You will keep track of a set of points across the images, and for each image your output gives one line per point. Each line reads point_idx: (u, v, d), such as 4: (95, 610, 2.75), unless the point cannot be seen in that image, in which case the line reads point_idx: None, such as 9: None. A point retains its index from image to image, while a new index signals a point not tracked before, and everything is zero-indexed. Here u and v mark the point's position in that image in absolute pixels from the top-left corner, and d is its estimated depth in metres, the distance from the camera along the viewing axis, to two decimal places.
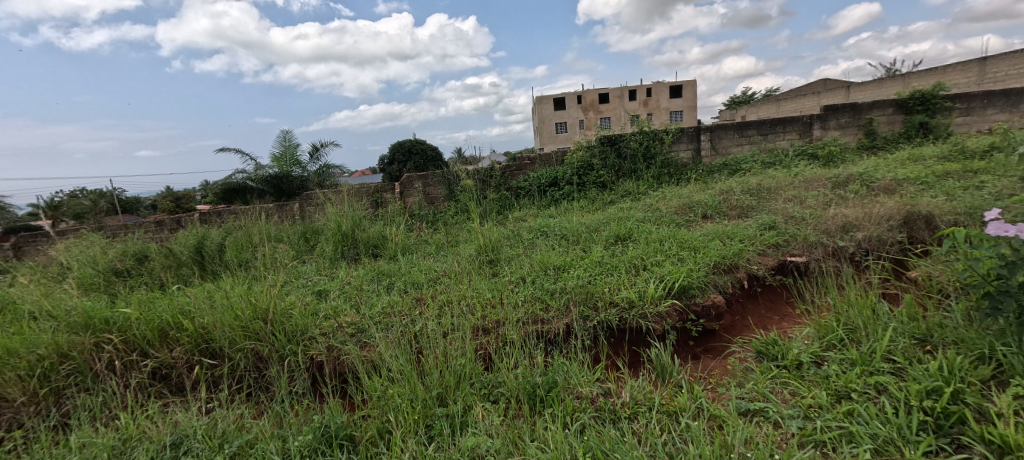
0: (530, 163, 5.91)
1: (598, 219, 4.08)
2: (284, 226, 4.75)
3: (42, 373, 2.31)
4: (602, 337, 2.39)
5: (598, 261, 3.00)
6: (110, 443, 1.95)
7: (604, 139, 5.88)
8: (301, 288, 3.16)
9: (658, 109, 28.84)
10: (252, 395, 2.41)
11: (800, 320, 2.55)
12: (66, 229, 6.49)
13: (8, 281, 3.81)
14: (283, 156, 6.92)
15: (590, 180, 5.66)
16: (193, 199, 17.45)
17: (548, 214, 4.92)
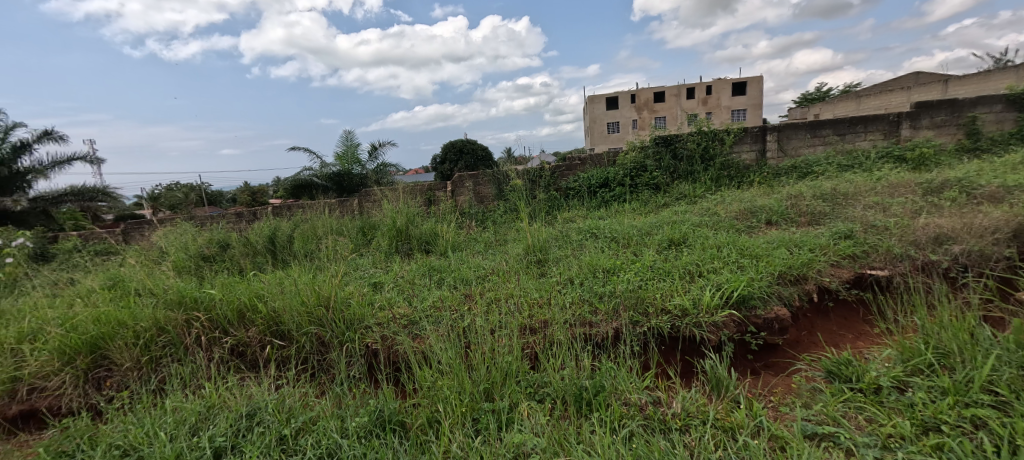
0: (580, 164, 5.84)
1: (652, 222, 3.94)
2: (345, 220, 5.00)
3: (144, 342, 2.60)
4: (652, 343, 2.32)
5: (649, 266, 2.90)
6: (196, 408, 2.15)
7: (659, 139, 5.67)
8: (358, 279, 3.32)
9: (718, 109, 27.34)
10: (316, 375, 2.57)
11: (880, 340, 2.34)
12: (161, 218, 7.25)
13: (115, 262, 4.31)
14: (345, 154, 7.32)
15: (643, 182, 5.49)
16: (266, 193, 18.93)
17: (599, 215, 4.83)
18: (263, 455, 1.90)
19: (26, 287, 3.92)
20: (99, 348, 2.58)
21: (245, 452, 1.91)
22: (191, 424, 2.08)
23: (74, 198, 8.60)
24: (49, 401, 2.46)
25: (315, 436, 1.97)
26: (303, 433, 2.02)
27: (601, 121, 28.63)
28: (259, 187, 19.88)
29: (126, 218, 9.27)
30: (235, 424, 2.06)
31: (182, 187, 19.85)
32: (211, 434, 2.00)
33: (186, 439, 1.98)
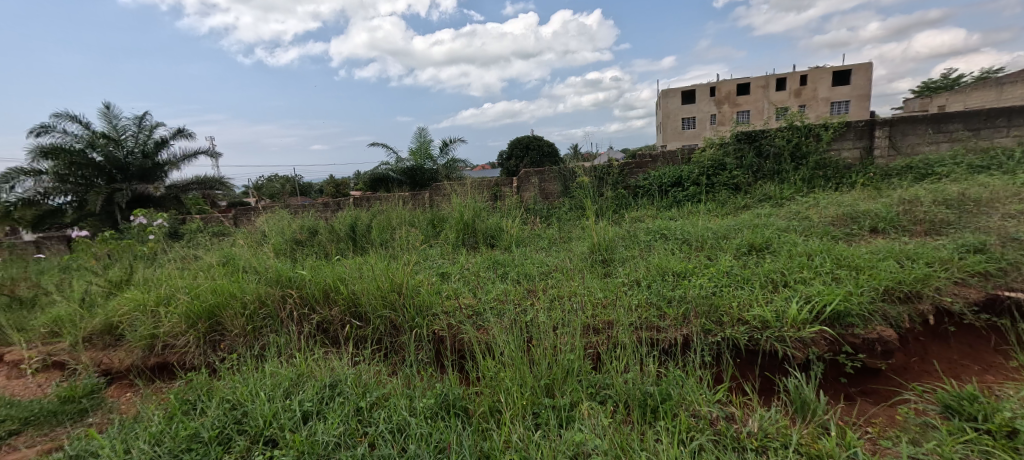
0: (651, 161, 5.60)
1: (730, 224, 3.69)
2: (416, 212, 5.22)
3: (249, 313, 2.93)
4: (726, 354, 2.17)
5: (726, 271, 2.72)
6: (288, 374, 2.37)
7: (742, 135, 5.26)
8: (427, 269, 3.45)
9: (814, 100, 25.16)
10: (388, 355, 2.73)
11: (1016, 377, 2.03)
12: (261, 206, 8.10)
13: (224, 243, 4.90)
14: (419, 149, 7.65)
15: (721, 181, 5.14)
16: (348, 187, 20.41)
17: (670, 216, 4.60)
18: (342, 423, 2.04)
19: (159, 261, 4.59)
20: (215, 315, 2.95)
21: (327, 418, 2.07)
22: (285, 387, 2.30)
23: (198, 187, 10.06)
24: (177, 357, 2.89)
25: (387, 411, 2.08)
26: (377, 408, 2.15)
27: (675, 116, 27.14)
28: (340, 181, 21.41)
29: (236, 206, 10.66)
30: (320, 392, 2.24)
31: (279, 179, 22.00)
32: (301, 398, 2.18)
33: (279, 401, 2.18)
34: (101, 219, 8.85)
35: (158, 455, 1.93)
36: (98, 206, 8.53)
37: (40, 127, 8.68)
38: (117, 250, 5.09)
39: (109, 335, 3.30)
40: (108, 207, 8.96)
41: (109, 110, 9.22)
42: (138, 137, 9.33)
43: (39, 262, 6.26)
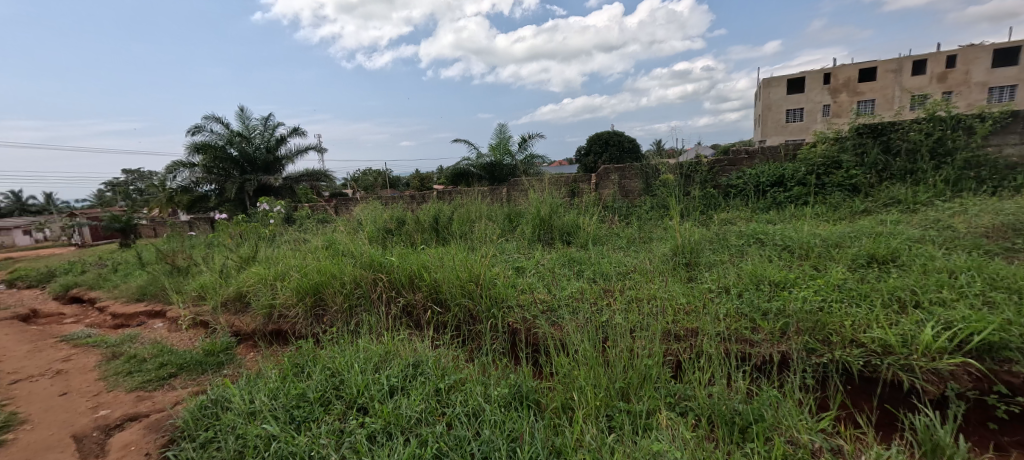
0: (748, 158, 5.18)
1: (843, 231, 3.27)
2: (495, 207, 5.32)
3: (347, 291, 3.22)
4: (834, 378, 1.94)
5: (836, 285, 2.41)
6: (378, 351, 2.56)
7: (864, 128, 4.63)
8: (504, 262, 3.51)
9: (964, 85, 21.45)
10: (465, 341, 2.83)
11: None
12: (357, 197, 8.78)
13: (328, 228, 5.42)
14: (498, 145, 7.78)
15: (833, 181, 4.58)
16: (431, 181, 21.43)
17: (767, 219, 4.20)
18: (424, 401, 2.14)
19: (278, 241, 5.23)
20: (319, 292, 3.32)
21: (410, 395, 2.19)
22: (374, 362, 2.48)
23: (308, 179, 11.23)
24: (289, 326, 3.31)
25: (463, 395, 2.16)
26: (454, 390, 2.23)
27: (778, 107, 24.55)
28: (425, 175, 22.53)
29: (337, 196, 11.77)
30: (404, 371, 2.38)
31: (372, 173, 23.79)
32: (388, 374, 2.34)
33: (369, 373, 2.36)
34: (235, 204, 10.36)
35: (273, 409, 2.20)
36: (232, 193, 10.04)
37: (195, 126, 10.33)
38: (246, 231, 5.89)
39: (238, 302, 3.89)
40: (240, 194, 10.39)
41: (241, 112, 10.62)
42: (264, 134, 10.65)
43: (189, 237, 7.50)
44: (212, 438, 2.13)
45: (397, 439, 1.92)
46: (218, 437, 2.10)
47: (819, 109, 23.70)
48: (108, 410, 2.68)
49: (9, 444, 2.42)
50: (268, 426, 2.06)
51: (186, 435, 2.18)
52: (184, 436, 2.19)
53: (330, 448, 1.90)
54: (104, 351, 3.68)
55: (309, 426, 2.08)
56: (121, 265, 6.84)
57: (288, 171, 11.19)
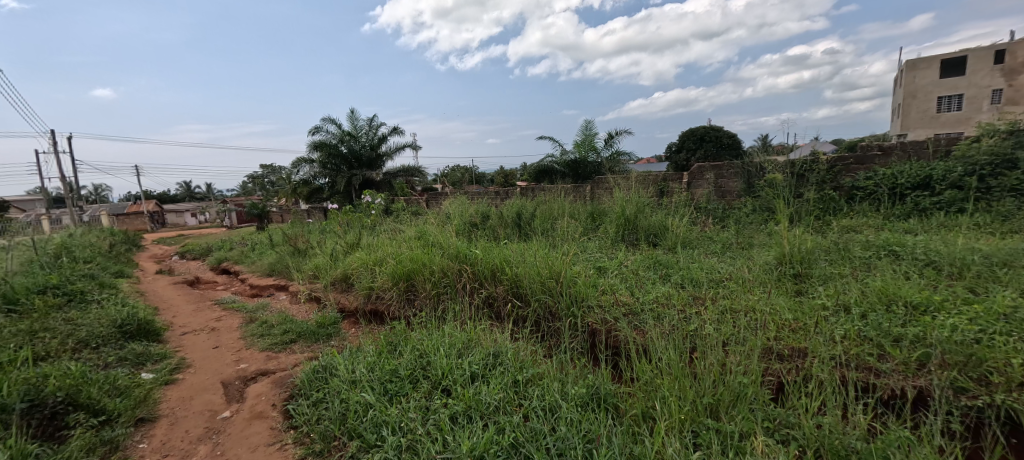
0: (881, 156, 4.49)
1: (1015, 247, 2.69)
2: (577, 204, 5.24)
3: (435, 280, 3.39)
4: (991, 427, 1.60)
5: (1000, 313, 2.00)
6: (461, 338, 2.65)
7: None
8: (585, 261, 3.44)
9: None
10: (543, 337, 2.83)
11: None
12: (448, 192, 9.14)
13: (420, 220, 5.75)
14: (583, 142, 7.66)
15: (1004, 184, 3.76)
16: (516, 177, 21.75)
17: (905, 228, 3.62)
18: (503, 390, 2.18)
19: (378, 230, 5.67)
20: (411, 278, 3.55)
21: (490, 383, 2.24)
22: (457, 348, 2.58)
23: (403, 175, 12.08)
24: (385, 307, 3.59)
25: (541, 389, 2.15)
26: (532, 384, 2.24)
27: (926, 94, 21.18)
28: (511, 172, 22.96)
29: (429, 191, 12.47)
30: (485, 359, 2.44)
31: (461, 169, 24.91)
32: (470, 360, 2.41)
33: (453, 358, 2.45)
34: (343, 197, 11.45)
35: (371, 381, 2.40)
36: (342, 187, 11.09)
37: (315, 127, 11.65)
38: (352, 220, 6.47)
39: (344, 282, 4.31)
40: (347, 188, 11.46)
41: (351, 113, 11.73)
42: (370, 134, 11.62)
43: (307, 223, 8.48)
44: (320, 399, 2.41)
45: (477, 422, 1.97)
46: (327, 398, 2.37)
47: (987, 94, 19.71)
48: (246, 364, 3.17)
49: (178, 382, 2.97)
50: (366, 395, 2.27)
51: (302, 393, 2.51)
52: (300, 394, 2.52)
53: (417, 423, 2.02)
54: (243, 315, 4.30)
55: (400, 399, 2.23)
56: (256, 244, 7.95)
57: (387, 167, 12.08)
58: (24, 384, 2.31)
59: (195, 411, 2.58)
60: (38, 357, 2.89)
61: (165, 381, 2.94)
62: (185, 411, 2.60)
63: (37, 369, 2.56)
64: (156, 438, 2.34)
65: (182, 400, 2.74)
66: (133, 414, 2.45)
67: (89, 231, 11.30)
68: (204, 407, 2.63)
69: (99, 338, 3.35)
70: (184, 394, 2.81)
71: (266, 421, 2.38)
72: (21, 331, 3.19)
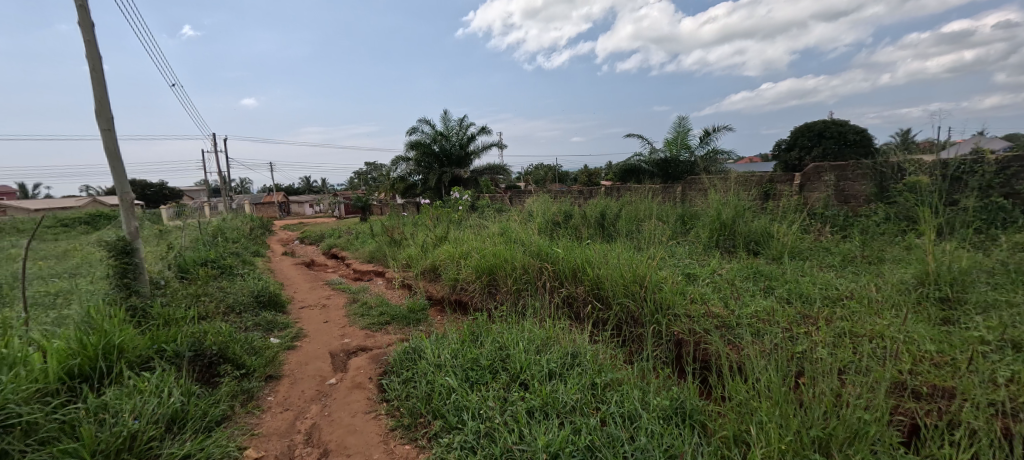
0: None
1: None
2: (665, 205, 4.97)
3: (516, 276, 3.43)
4: None
5: None
6: (540, 335, 2.65)
7: None
8: (673, 267, 3.23)
9: None
10: (625, 343, 2.71)
11: None
12: (533, 190, 9.19)
13: (504, 217, 5.85)
14: (675, 139, 7.21)
15: None
16: (601, 176, 21.31)
17: None
18: (580, 391, 2.13)
19: (465, 225, 5.90)
20: (493, 273, 3.63)
21: (567, 382, 2.20)
22: (536, 344, 2.57)
23: (490, 172, 12.50)
24: (469, 298, 3.73)
25: (619, 395, 2.07)
26: (610, 389, 2.15)
27: None
28: (594, 171, 22.53)
29: (513, 189, 12.68)
30: (563, 358, 2.41)
31: (546, 168, 25.12)
32: (548, 358, 2.40)
33: (532, 354, 2.46)
34: (434, 193, 12.10)
35: (453, 366, 2.49)
36: (433, 183, 11.73)
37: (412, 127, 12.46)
38: (441, 215, 6.80)
39: (432, 273, 4.54)
40: (437, 184, 12.07)
41: (443, 114, 12.42)
42: (461, 133, 12.12)
43: (403, 216, 9.11)
44: (409, 378, 2.57)
45: (553, 420, 1.95)
46: (415, 378, 2.52)
47: None
48: (349, 339, 3.49)
49: (297, 348, 3.37)
50: (449, 378, 2.36)
51: (394, 371, 2.69)
52: (392, 371, 2.71)
53: (495, 413, 2.05)
54: (348, 296, 4.74)
55: (480, 387, 2.29)
56: (359, 233, 8.74)
57: (474, 165, 12.55)
58: (191, 336, 2.78)
59: (308, 375, 2.90)
60: (200, 315, 3.47)
61: (287, 346, 3.35)
62: (302, 374, 2.93)
63: (199, 325, 3.07)
64: (281, 393, 2.68)
65: (299, 364, 3.10)
66: (263, 372, 2.84)
67: (234, 216, 13.34)
68: (316, 373, 2.94)
69: (240, 304, 3.93)
70: (302, 359, 3.18)
71: (364, 391, 2.59)
72: (190, 293, 3.85)
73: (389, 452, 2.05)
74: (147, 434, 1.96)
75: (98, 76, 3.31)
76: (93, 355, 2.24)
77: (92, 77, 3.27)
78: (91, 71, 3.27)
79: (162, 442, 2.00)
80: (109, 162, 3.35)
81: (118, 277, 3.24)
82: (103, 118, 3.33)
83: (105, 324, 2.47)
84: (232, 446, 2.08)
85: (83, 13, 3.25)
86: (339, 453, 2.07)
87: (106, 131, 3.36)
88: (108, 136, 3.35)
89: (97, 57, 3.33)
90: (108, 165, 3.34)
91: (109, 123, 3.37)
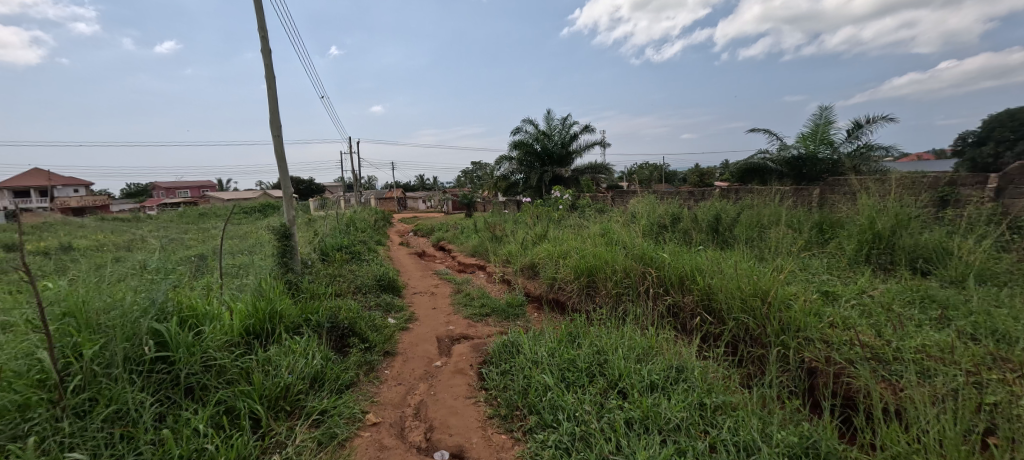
0: None
1: None
2: (797, 211, 4.35)
3: (617, 279, 3.30)
4: None
5: None
6: (641, 343, 2.50)
7: None
8: (805, 283, 2.80)
9: None
10: (741, 363, 2.43)
11: None
12: (637, 189, 8.78)
13: (607, 217, 5.67)
14: (813, 134, 6.18)
15: None
16: (714, 176, 19.85)
17: None
18: (686, 409, 1.96)
19: (565, 224, 5.85)
20: (592, 274, 3.53)
21: (671, 398, 2.04)
22: (637, 353, 2.43)
23: (591, 172, 12.31)
24: (566, 298, 3.68)
25: (734, 421, 1.86)
26: (722, 412, 1.95)
27: None
28: (707, 172, 20.96)
29: (616, 189, 12.33)
30: (667, 371, 2.24)
31: (652, 168, 24.11)
32: (650, 369, 2.25)
33: (632, 362, 2.33)
34: (534, 192, 12.25)
35: (550, 365, 2.47)
36: (534, 182, 11.89)
37: (516, 127, 12.76)
38: (541, 213, 6.83)
39: (531, 270, 4.59)
40: (538, 184, 12.19)
41: (547, 114, 12.49)
42: (564, 133, 12.08)
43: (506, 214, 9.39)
44: (506, 370, 2.62)
45: (655, 435, 1.83)
46: (513, 371, 2.56)
47: None
48: (453, 326, 3.67)
49: (409, 330, 3.65)
50: (546, 376, 2.35)
51: (493, 362, 2.76)
52: (491, 361, 2.78)
53: (591, 417, 1.98)
54: (454, 286, 5.01)
55: (576, 389, 2.23)
56: (465, 228, 9.22)
57: (576, 165, 12.44)
58: (329, 310, 3.18)
59: (417, 356, 3.11)
60: (337, 293, 3.95)
61: (402, 327, 3.65)
62: (413, 353, 3.17)
63: (335, 301, 3.50)
64: (395, 368, 2.92)
65: (411, 344, 3.34)
66: (382, 347, 3.12)
67: (362, 209, 15.11)
68: (423, 354, 3.14)
69: (365, 286, 4.38)
70: (413, 340, 3.43)
71: (465, 376, 2.70)
72: (328, 274, 4.41)
73: (487, 439, 2.10)
74: (297, 387, 2.28)
75: (273, 92, 3.93)
76: (262, 318, 2.68)
77: (269, 93, 3.90)
78: (269, 88, 3.90)
79: (307, 395, 2.32)
80: (276, 162, 3.95)
81: (280, 256, 3.83)
82: (275, 126, 3.95)
83: (271, 293, 2.93)
84: (357, 409, 2.33)
85: (264, 41, 3.87)
86: (442, 432, 2.17)
87: (277, 136, 3.98)
88: (276, 142, 3.96)
89: (273, 76, 3.94)
90: (275, 165, 3.95)
91: (279, 131, 3.98)
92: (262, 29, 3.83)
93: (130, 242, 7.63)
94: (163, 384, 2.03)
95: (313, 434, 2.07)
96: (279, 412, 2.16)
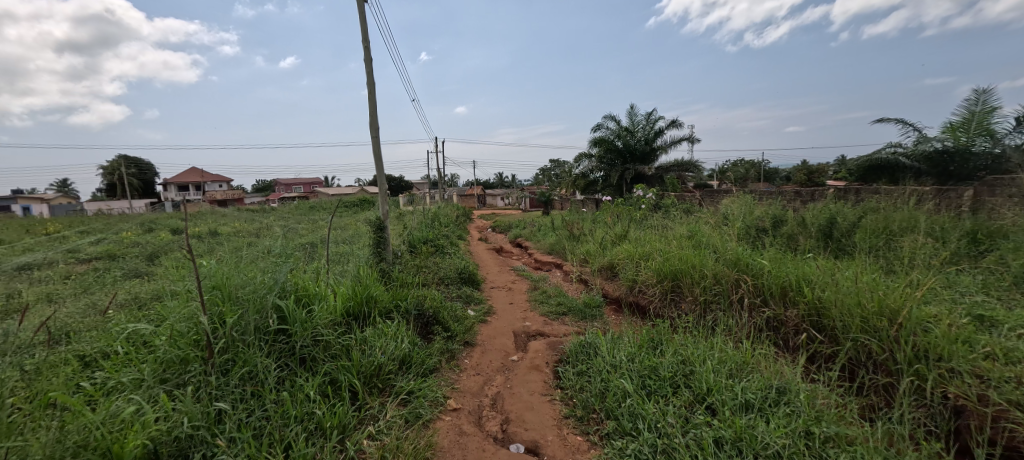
0: None
1: None
2: (940, 216, 3.68)
3: (705, 285, 3.06)
4: None
5: None
6: (734, 357, 2.29)
7: None
8: (949, 303, 2.36)
9: None
10: (857, 390, 2.13)
11: None
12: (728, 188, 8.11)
13: (695, 218, 5.31)
14: (966, 123, 5.14)
15: None
16: (824, 174, 17.73)
17: None
18: (789, 436, 1.75)
19: (647, 225, 5.59)
20: (677, 279, 3.33)
21: (770, 421, 1.84)
22: (730, 367, 2.23)
23: (677, 169, 11.66)
24: (647, 301, 3.51)
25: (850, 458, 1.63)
26: (834, 445, 1.71)
27: None
28: (815, 169, 18.78)
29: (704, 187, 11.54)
30: (765, 391, 2.01)
31: (748, 164, 22.20)
32: (745, 386, 2.04)
33: (723, 377, 2.14)
34: (614, 189, 11.89)
35: (630, 370, 2.36)
36: (615, 179, 11.54)
37: (598, 124, 12.50)
38: (621, 213, 6.59)
39: (609, 271, 4.45)
40: (619, 181, 11.80)
41: (631, 110, 12.07)
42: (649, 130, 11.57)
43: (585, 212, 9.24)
44: (583, 371, 2.55)
45: None
46: (589, 373, 2.49)
47: None
48: (530, 322, 3.68)
49: (488, 322, 3.72)
50: (625, 381, 2.25)
51: (569, 362, 2.70)
52: (568, 360, 2.73)
53: (674, 431, 1.85)
54: (530, 282, 5.03)
55: (658, 399, 2.11)
56: (541, 225, 9.24)
57: (660, 162, 11.85)
58: (417, 297, 3.33)
59: (495, 348, 3.15)
60: (424, 282, 4.17)
61: (482, 319, 3.73)
62: (492, 345, 3.22)
63: (422, 290, 3.68)
64: (473, 359, 2.98)
65: (490, 336, 3.40)
66: (463, 337, 3.21)
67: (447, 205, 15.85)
68: (501, 348, 3.17)
69: (449, 277, 4.56)
70: (493, 332, 3.48)
71: (541, 373, 2.68)
72: (416, 264, 4.67)
73: (563, 439, 2.06)
74: (388, 367, 2.42)
75: (373, 97, 4.23)
76: (360, 301, 2.89)
77: (370, 98, 4.21)
78: (370, 93, 4.21)
79: (397, 375, 2.46)
80: (375, 161, 4.26)
81: (375, 246, 4.13)
82: (374, 127, 4.26)
83: (367, 279, 3.14)
84: (440, 393, 2.41)
85: (367, 52, 4.19)
86: (518, 425, 2.17)
87: (377, 137, 4.28)
88: (375, 143, 4.27)
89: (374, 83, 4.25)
90: (374, 163, 4.25)
91: (377, 133, 4.28)
92: (365, 39, 4.13)
93: (257, 229, 8.82)
94: (283, 352, 2.26)
95: (401, 412, 2.19)
96: (373, 388, 2.32)
